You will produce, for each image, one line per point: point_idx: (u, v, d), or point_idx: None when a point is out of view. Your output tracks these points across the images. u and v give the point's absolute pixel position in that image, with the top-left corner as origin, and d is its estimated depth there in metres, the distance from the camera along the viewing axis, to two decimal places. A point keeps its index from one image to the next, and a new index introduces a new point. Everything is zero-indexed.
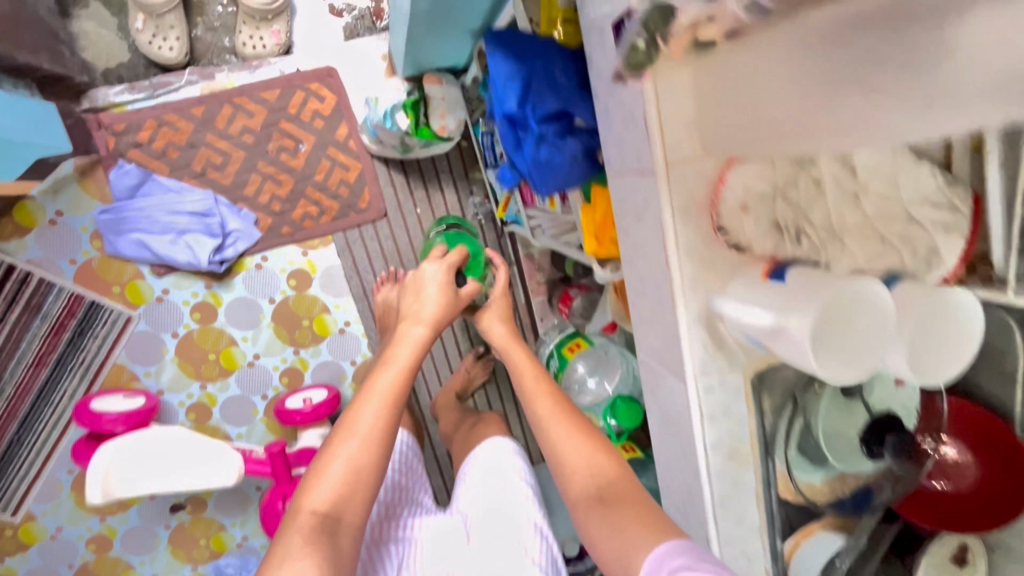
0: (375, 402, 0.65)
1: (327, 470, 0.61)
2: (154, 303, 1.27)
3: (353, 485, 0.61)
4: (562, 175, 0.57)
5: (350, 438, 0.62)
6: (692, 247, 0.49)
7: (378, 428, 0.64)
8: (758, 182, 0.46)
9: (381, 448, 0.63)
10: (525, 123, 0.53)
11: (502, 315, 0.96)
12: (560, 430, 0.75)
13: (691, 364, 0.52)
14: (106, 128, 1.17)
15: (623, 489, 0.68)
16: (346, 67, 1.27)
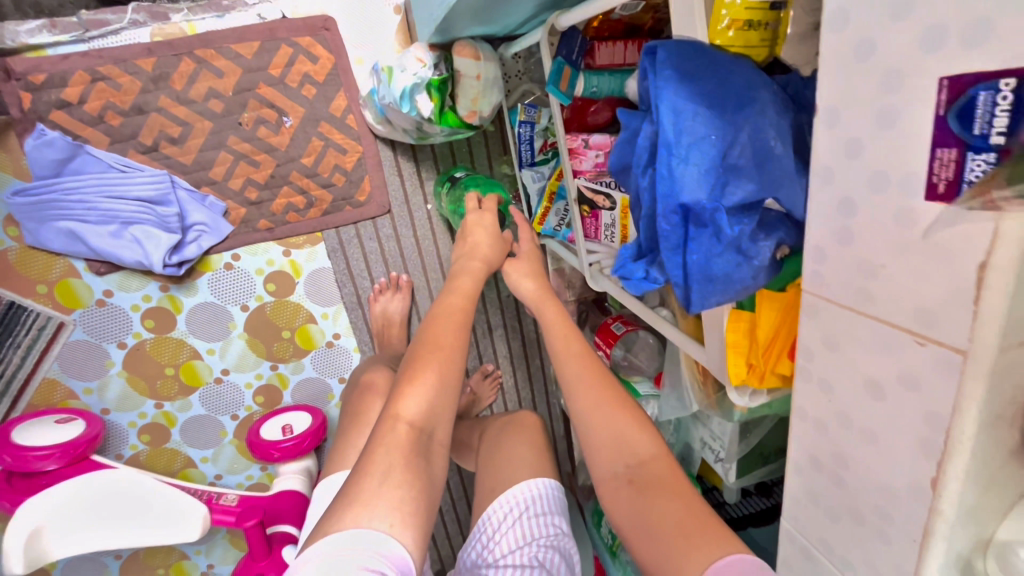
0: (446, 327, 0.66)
1: (411, 391, 0.59)
2: (93, 307, 1.01)
3: (437, 403, 0.59)
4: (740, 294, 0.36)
5: (425, 366, 0.61)
6: (986, 468, 0.29)
7: (452, 353, 0.64)
8: None
9: (454, 373, 0.63)
10: (708, 221, 0.32)
11: (530, 270, 0.83)
12: (605, 400, 0.66)
13: None
14: (17, 80, 0.86)
15: (662, 472, 0.59)
16: (345, 19, 0.98)
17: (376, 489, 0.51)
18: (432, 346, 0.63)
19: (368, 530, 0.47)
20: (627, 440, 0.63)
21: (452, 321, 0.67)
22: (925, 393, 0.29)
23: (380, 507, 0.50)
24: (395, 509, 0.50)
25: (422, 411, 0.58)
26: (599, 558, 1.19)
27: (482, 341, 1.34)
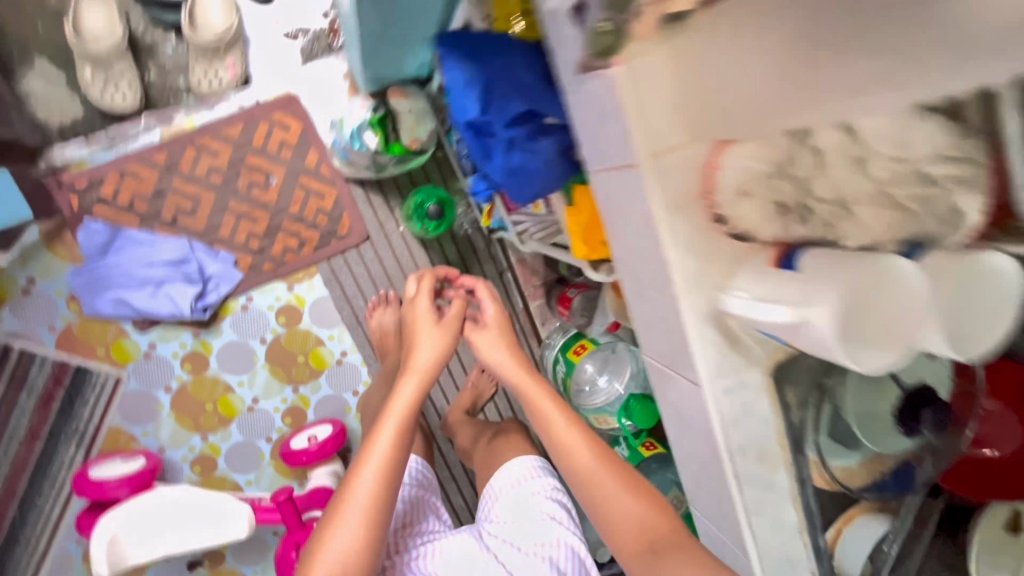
0: (375, 464, 0.69)
1: (330, 547, 0.64)
2: (141, 360, 1.22)
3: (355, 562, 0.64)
4: (537, 181, 0.53)
5: (353, 512, 0.66)
6: (688, 241, 0.45)
7: (382, 493, 0.68)
8: (754, 162, 0.41)
9: (383, 511, 0.68)
10: (494, 130, 0.50)
11: (499, 339, 0.85)
12: (612, 487, 0.72)
13: (703, 366, 0.48)
14: (67, 188, 1.12)
15: (674, 536, 0.67)
16: (306, 92, 1.22)
17: None
18: (352, 496, 0.67)
19: None
20: (631, 517, 0.70)
21: (385, 457, 0.70)
22: (639, 201, 0.45)
23: None
24: None
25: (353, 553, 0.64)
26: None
27: None
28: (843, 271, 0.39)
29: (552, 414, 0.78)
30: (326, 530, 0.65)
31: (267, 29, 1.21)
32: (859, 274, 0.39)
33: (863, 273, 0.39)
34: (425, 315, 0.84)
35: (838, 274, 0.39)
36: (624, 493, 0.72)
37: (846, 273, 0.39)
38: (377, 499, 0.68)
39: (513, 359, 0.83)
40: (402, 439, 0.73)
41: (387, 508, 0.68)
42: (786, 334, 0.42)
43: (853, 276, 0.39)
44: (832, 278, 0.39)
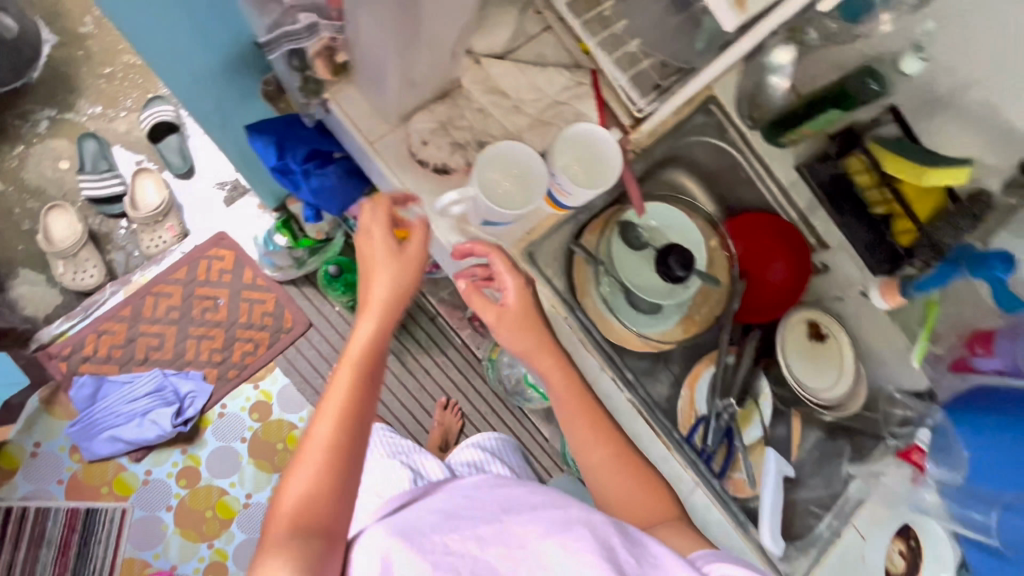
0: (345, 401, 0.60)
1: (299, 469, 0.56)
2: (141, 487, 1.38)
3: (326, 480, 0.56)
4: (337, 193, 0.79)
5: (313, 451, 0.57)
6: (415, 185, 0.70)
7: (356, 432, 0.59)
8: (429, 125, 0.69)
9: (356, 448, 0.58)
10: (291, 171, 0.76)
11: (518, 322, 0.71)
12: (623, 477, 0.69)
13: (467, 264, 0.72)
14: (56, 357, 1.38)
15: (661, 512, 0.66)
16: (232, 227, 1.52)
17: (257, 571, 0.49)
18: (322, 414, 0.59)
19: None
20: (634, 499, 0.67)
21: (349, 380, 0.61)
22: (381, 173, 0.70)
23: None
24: None
25: (326, 489, 0.56)
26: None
27: (429, 384, 1.57)
28: (490, 161, 0.65)
29: (577, 416, 0.71)
30: (296, 462, 0.57)
31: (191, 191, 1.53)
32: (498, 162, 0.66)
33: (502, 160, 0.66)
34: (392, 240, 0.65)
35: (489, 164, 0.65)
36: (627, 479, 0.68)
37: (494, 163, 0.65)
38: (348, 431, 0.58)
39: (538, 354, 0.71)
40: (364, 385, 0.62)
41: (360, 444, 0.59)
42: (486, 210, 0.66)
43: (497, 164, 0.66)
44: (489, 170, 0.65)
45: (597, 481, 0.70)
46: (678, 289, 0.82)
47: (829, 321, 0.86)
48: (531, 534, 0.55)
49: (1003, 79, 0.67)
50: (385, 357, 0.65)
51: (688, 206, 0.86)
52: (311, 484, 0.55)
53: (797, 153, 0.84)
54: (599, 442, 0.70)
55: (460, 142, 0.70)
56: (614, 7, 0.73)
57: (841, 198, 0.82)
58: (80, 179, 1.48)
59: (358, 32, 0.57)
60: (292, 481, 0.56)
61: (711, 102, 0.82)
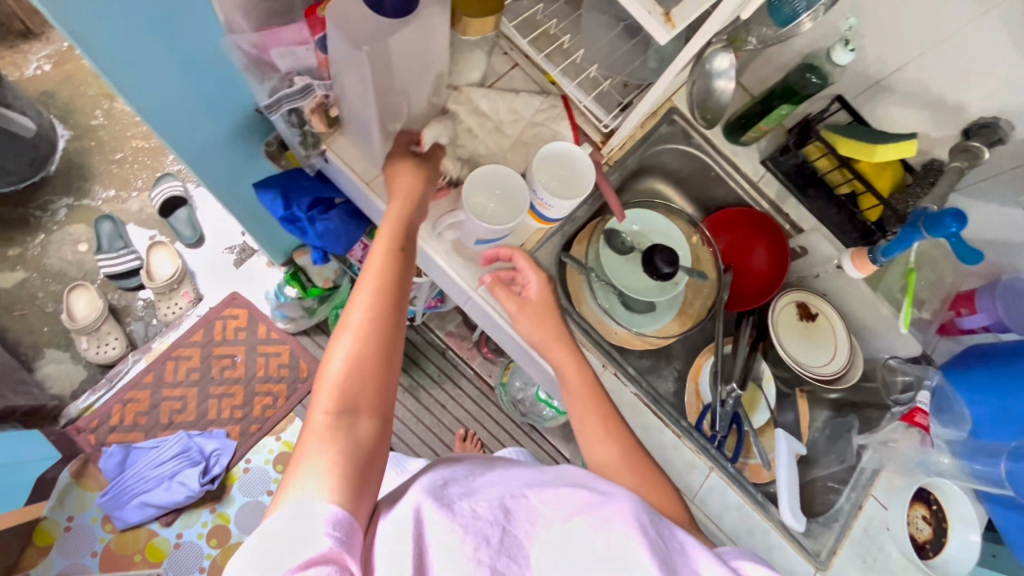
0: (381, 283, 0.63)
1: (338, 349, 0.59)
2: (173, 552, 1.39)
3: (367, 364, 0.59)
4: (341, 234, 0.88)
5: (352, 330, 0.60)
6: None
7: (395, 319, 0.62)
8: None
9: (395, 335, 0.62)
10: (299, 219, 0.83)
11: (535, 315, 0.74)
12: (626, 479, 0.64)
13: (464, 282, 0.76)
14: (84, 430, 1.42)
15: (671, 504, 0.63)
16: (244, 287, 1.60)
17: (313, 442, 0.53)
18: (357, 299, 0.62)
19: (300, 497, 0.48)
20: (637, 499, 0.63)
21: (383, 276, 0.63)
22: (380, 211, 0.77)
23: (312, 460, 0.51)
24: (330, 467, 0.51)
25: (369, 373, 0.59)
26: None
27: (446, 418, 1.59)
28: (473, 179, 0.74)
29: (588, 410, 0.69)
30: (338, 336, 0.60)
31: (204, 257, 1.61)
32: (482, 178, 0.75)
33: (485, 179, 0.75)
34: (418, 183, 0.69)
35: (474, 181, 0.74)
36: (628, 477, 0.64)
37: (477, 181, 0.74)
38: (385, 318, 0.62)
39: (552, 345, 0.73)
40: (395, 268, 0.65)
41: (398, 332, 0.63)
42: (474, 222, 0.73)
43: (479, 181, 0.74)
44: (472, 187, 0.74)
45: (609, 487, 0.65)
46: (668, 288, 0.88)
47: (817, 301, 0.90)
48: (569, 507, 0.55)
49: (925, 62, 0.74)
50: (413, 238, 0.69)
51: (666, 209, 0.92)
52: (353, 362, 0.58)
53: (761, 148, 0.91)
54: (624, 438, 0.68)
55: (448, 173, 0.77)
56: (572, 41, 0.82)
57: (808, 184, 0.89)
58: (98, 258, 1.56)
59: (348, 86, 0.65)
60: (334, 355, 0.59)
61: (673, 113, 0.90)
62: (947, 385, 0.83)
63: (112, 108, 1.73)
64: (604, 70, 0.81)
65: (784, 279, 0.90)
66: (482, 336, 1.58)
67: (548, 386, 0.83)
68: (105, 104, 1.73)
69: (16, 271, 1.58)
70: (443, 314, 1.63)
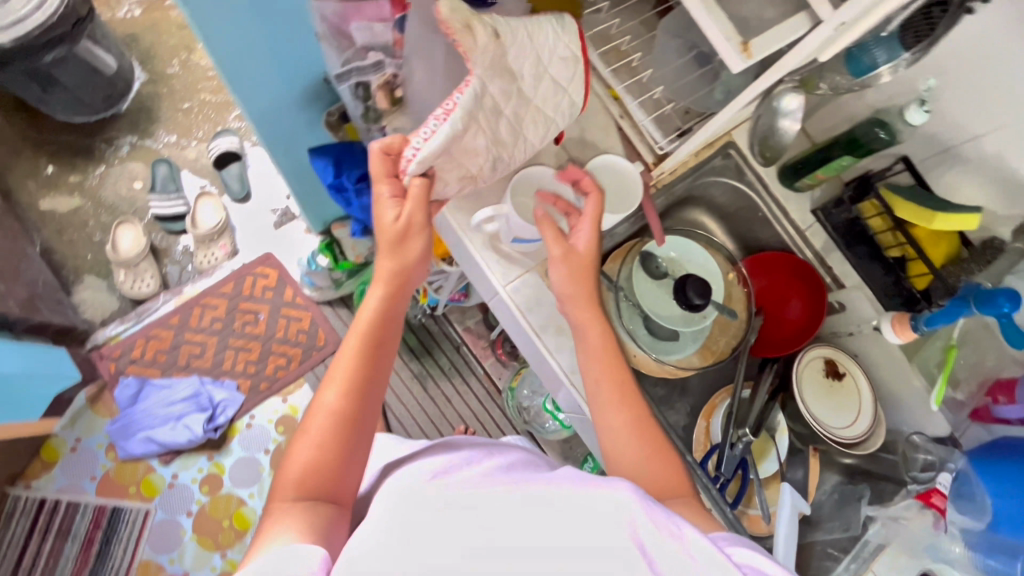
0: (351, 371, 0.65)
1: (302, 440, 0.62)
2: (166, 491, 1.42)
3: (331, 447, 0.61)
4: None
5: (319, 418, 0.62)
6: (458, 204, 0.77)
7: (365, 404, 0.65)
8: None
9: (365, 420, 0.65)
10: (345, 188, 0.85)
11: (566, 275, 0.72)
12: (636, 448, 0.64)
13: (495, 277, 0.77)
14: (106, 358, 1.47)
15: (673, 482, 0.62)
16: (279, 249, 1.64)
17: (275, 522, 0.54)
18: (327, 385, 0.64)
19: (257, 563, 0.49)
20: (643, 472, 0.62)
21: (354, 361, 0.66)
22: None
23: (274, 536, 0.53)
24: (292, 535, 0.52)
25: (337, 456, 0.61)
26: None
27: (449, 413, 1.60)
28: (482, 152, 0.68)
29: (605, 374, 0.68)
30: (304, 427, 0.62)
31: (247, 214, 1.66)
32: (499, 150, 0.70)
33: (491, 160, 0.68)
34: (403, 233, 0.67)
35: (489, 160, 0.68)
36: (638, 451, 0.63)
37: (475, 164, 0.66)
38: (352, 405, 0.64)
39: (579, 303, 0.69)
40: (369, 355, 0.67)
41: (369, 416, 0.65)
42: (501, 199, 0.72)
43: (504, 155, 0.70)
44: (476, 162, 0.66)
45: (614, 455, 0.64)
46: (697, 319, 0.87)
47: (847, 360, 0.88)
48: (554, 491, 0.52)
49: (1004, 136, 0.71)
50: (392, 322, 0.71)
51: (707, 242, 0.91)
52: (317, 448, 0.60)
53: (813, 197, 0.89)
54: (640, 407, 0.66)
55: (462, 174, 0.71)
56: (641, 59, 0.82)
57: (856, 240, 0.86)
58: (150, 198, 1.64)
59: (420, 68, 0.67)
60: (299, 443, 0.61)
61: (730, 147, 0.89)
62: (971, 471, 0.78)
63: (189, 60, 1.81)
64: (669, 93, 0.80)
65: (816, 332, 0.88)
66: (500, 337, 1.59)
67: (559, 396, 0.83)
68: (183, 55, 1.81)
69: (73, 197, 1.66)
70: (464, 309, 1.64)
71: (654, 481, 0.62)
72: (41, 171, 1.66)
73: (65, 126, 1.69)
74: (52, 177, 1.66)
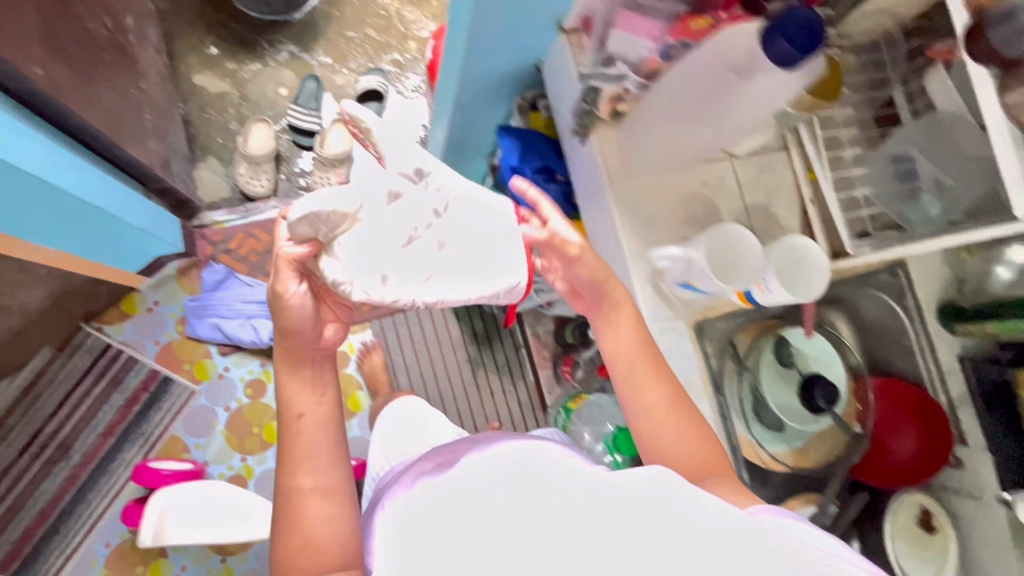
0: (296, 455, 0.61)
1: (288, 527, 0.60)
2: (215, 379, 1.47)
3: (326, 514, 0.60)
4: None
5: (292, 510, 0.60)
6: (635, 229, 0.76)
7: (332, 480, 0.61)
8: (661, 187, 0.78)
9: (343, 489, 0.62)
10: (522, 174, 0.85)
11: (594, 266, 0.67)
12: (678, 427, 0.66)
13: (645, 311, 0.75)
14: (206, 239, 1.52)
15: (706, 460, 0.65)
16: None
17: None
18: (289, 467, 0.61)
19: None
20: (676, 450, 0.66)
21: (300, 436, 0.61)
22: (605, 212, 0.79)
23: None
24: None
25: (324, 532, 0.59)
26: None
27: (488, 406, 1.61)
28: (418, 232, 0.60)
29: (641, 359, 0.68)
30: (281, 527, 0.60)
31: None
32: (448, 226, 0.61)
33: (379, 237, 0.58)
34: (305, 326, 0.61)
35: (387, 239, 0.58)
36: (672, 434, 0.66)
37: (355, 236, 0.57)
38: (316, 478, 0.61)
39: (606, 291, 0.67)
40: (307, 427, 0.62)
41: (345, 481, 0.62)
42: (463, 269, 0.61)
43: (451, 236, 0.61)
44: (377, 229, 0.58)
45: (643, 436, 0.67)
46: (809, 422, 0.85)
47: (944, 517, 0.84)
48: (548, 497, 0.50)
49: None
50: (323, 369, 0.65)
51: (836, 345, 0.90)
52: (309, 531, 0.59)
53: (965, 345, 0.85)
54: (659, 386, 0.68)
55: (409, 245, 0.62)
56: (855, 155, 0.81)
57: (997, 404, 0.80)
58: (290, 107, 1.69)
59: (664, 96, 0.68)
60: (285, 540, 0.59)
61: (899, 266, 0.87)
62: None
63: None
64: (873, 197, 0.78)
65: (930, 478, 0.86)
66: (567, 353, 1.58)
67: None
68: None
69: (224, 81, 1.73)
70: (540, 314, 1.61)
71: (690, 463, 0.65)
72: (204, 49, 1.73)
73: (238, 15, 1.76)
74: (212, 57, 1.73)
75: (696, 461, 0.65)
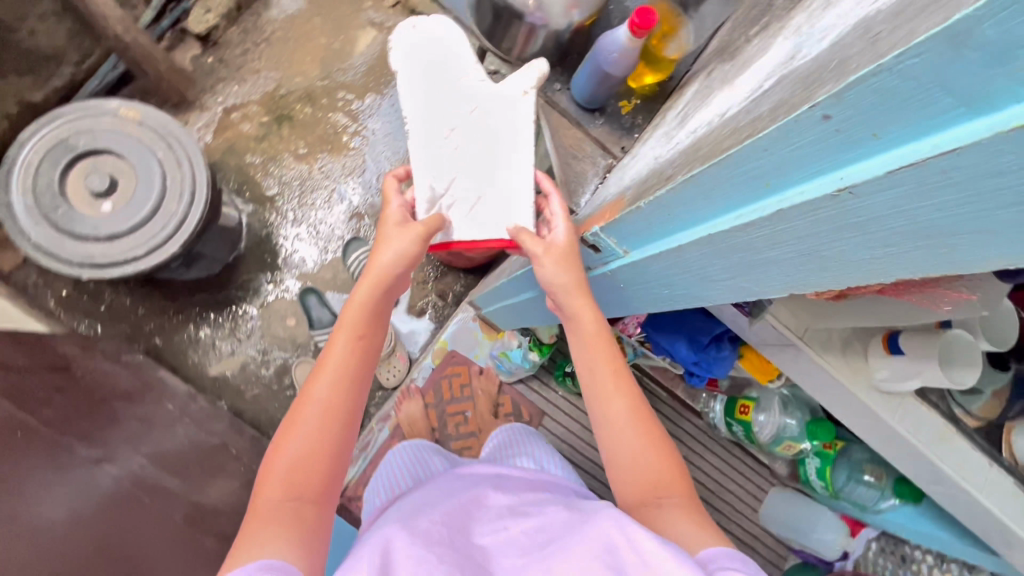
0: (331, 376, 0.72)
1: (294, 441, 0.69)
2: None
3: (330, 450, 0.70)
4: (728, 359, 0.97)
5: (318, 414, 0.71)
6: (836, 362, 0.83)
7: (338, 403, 0.71)
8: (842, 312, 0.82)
9: (341, 413, 0.72)
10: (698, 354, 0.96)
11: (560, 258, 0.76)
12: (631, 431, 0.74)
13: (886, 412, 0.85)
14: (355, 500, 1.53)
15: (670, 477, 0.72)
16: (459, 344, 1.66)
17: (274, 506, 0.66)
18: (320, 383, 0.72)
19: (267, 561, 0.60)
20: (647, 459, 0.73)
21: (351, 363, 0.73)
22: (801, 360, 0.85)
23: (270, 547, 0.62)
24: (293, 549, 0.63)
25: (313, 458, 0.69)
26: (846, 515, 1.64)
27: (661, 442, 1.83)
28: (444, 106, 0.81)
29: (606, 355, 0.76)
30: (283, 437, 0.70)
31: (411, 322, 1.76)
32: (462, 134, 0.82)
33: (438, 63, 0.81)
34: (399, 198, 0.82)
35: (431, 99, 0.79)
36: (645, 442, 0.73)
37: (422, 61, 0.82)
38: (342, 403, 0.72)
39: (570, 291, 0.73)
40: (354, 371, 0.74)
41: (347, 415, 0.72)
42: (436, 166, 0.81)
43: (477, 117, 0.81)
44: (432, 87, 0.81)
45: (611, 436, 0.75)
46: (994, 372, 0.89)
47: None
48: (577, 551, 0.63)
49: None
50: (379, 318, 0.77)
51: None
52: (310, 450, 0.69)
53: None
54: (617, 392, 0.75)
55: (433, 98, 0.81)
56: None
57: None
58: (315, 335, 1.60)
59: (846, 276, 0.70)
60: (279, 459, 0.69)
61: None
62: None
63: (282, 175, 1.69)
64: None
65: None
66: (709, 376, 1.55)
67: (927, 479, 0.93)
68: (274, 171, 1.69)
69: (237, 353, 1.62)
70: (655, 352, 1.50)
71: (648, 479, 0.72)
72: (196, 338, 1.60)
73: (195, 285, 1.60)
74: (207, 340, 1.61)
75: (660, 475, 0.72)
